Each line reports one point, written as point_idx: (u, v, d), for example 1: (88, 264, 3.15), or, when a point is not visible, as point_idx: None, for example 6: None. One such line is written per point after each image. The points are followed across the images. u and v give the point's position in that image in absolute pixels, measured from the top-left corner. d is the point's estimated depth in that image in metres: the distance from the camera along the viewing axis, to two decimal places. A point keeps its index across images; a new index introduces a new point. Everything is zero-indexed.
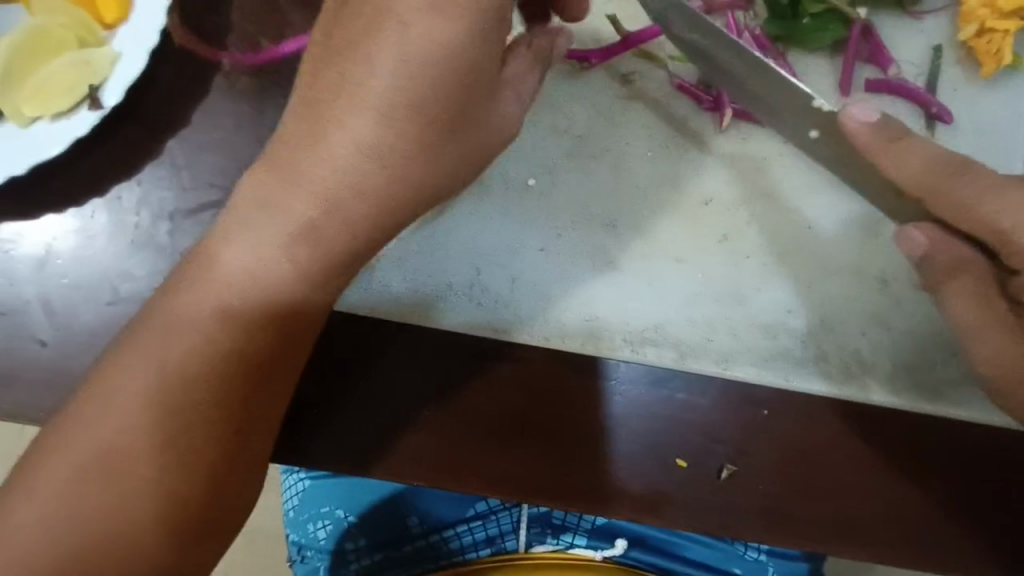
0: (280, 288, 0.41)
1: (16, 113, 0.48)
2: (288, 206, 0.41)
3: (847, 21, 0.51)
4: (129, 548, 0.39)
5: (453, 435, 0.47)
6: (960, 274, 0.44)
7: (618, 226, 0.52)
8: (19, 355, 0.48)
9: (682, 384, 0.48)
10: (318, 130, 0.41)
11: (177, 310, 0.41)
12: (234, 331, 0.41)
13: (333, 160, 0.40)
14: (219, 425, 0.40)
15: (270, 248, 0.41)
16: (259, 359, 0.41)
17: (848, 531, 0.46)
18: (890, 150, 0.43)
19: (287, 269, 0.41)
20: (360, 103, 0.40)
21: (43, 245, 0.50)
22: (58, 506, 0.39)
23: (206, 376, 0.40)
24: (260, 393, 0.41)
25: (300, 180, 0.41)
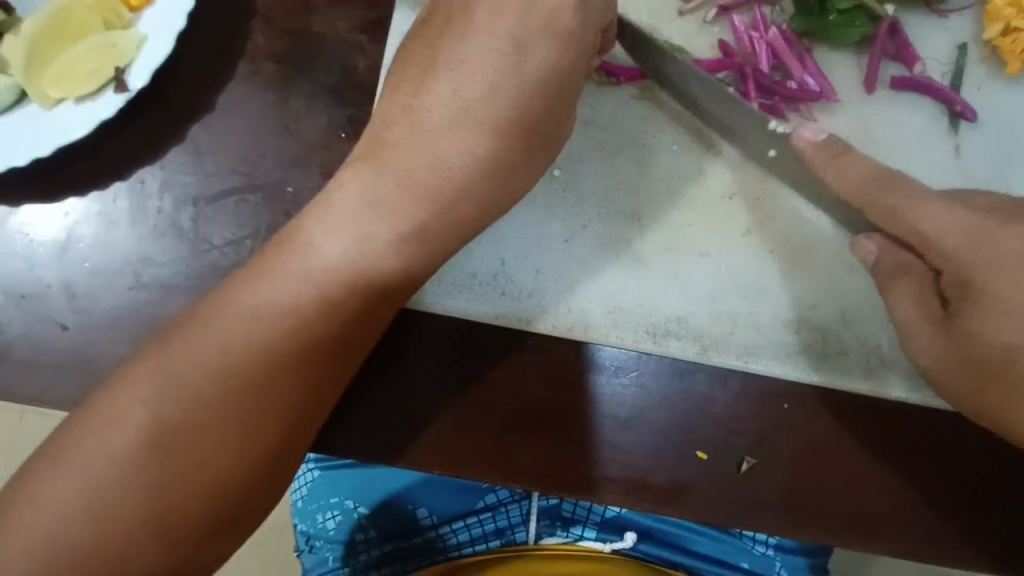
0: (309, 273, 0.41)
1: (40, 95, 0.48)
2: (384, 201, 0.42)
3: (874, 18, 0.51)
4: (146, 542, 0.38)
5: (476, 425, 0.47)
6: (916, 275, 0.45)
7: (642, 219, 0.52)
8: (41, 339, 0.47)
9: (704, 377, 0.49)
10: (407, 134, 0.42)
11: (225, 300, 0.41)
12: (260, 316, 0.40)
13: (421, 161, 0.42)
14: (249, 416, 0.39)
15: (349, 240, 0.41)
16: (304, 351, 0.40)
17: (866, 523, 0.46)
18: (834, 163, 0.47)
19: (359, 263, 0.41)
20: (450, 112, 0.42)
21: (64, 230, 0.50)
22: (77, 498, 0.37)
23: (242, 366, 0.39)
24: (289, 386, 0.40)
25: (386, 177, 0.42)
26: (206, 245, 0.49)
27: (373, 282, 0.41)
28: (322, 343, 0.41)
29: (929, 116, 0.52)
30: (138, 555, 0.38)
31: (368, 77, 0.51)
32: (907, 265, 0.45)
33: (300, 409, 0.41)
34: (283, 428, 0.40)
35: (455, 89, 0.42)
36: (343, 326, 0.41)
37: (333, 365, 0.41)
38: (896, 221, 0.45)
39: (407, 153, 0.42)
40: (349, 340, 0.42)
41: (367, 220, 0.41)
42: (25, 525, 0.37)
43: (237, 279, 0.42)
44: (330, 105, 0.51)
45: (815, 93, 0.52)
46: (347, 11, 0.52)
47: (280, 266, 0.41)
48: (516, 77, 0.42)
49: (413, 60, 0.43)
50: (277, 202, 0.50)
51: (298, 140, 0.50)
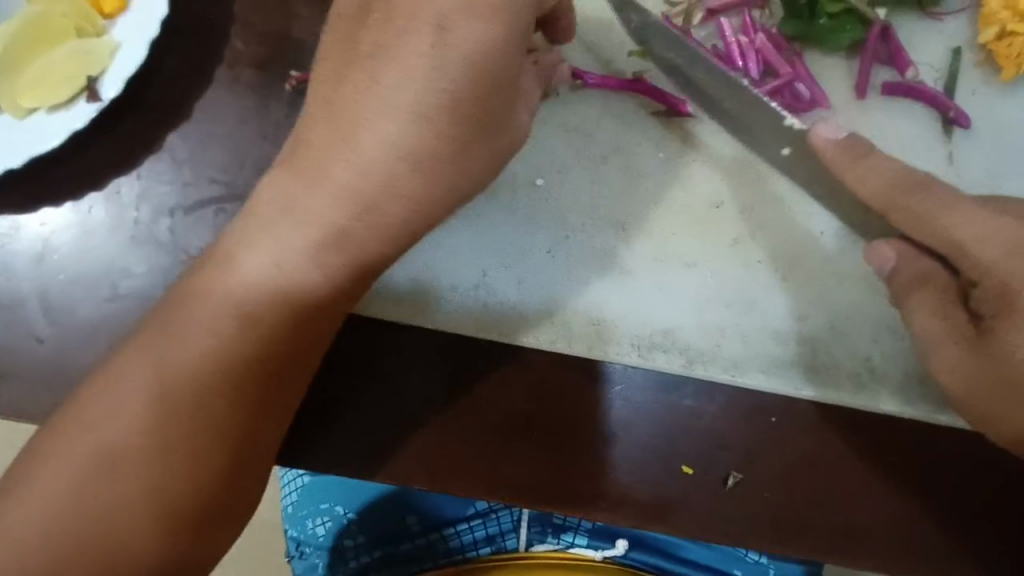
0: (257, 283, 0.40)
1: (14, 105, 0.47)
2: (311, 207, 0.40)
3: (866, 22, 0.50)
4: (127, 555, 0.38)
5: (456, 439, 0.46)
6: (944, 283, 0.43)
7: (627, 229, 0.51)
8: (17, 352, 0.47)
9: (691, 390, 0.48)
10: (332, 133, 0.40)
11: (181, 306, 0.40)
12: (211, 325, 0.39)
13: (355, 162, 0.40)
14: (209, 425, 0.39)
15: (273, 252, 0.40)
16: (258, 360, 0.40)
17: (852, 537, 0.45)
18: (854, 164, 0.44)
19: (306, 272, 0.40)
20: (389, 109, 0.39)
21: (41, 240, 0.49)
22: (56, 516, 0.37)
23: (202, 375, 0.39)
24: (249, 393, 0.40)
25: (322, 183, 0.40)
26: (184, 256, 0.49)
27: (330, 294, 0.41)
28: (282, 353, 0.40)
29: (923, 123, 0.50)
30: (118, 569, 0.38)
31: None
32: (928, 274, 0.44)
33: (258, 420, 0.40)
34: (244, 441, 0.40)
35: (392, 84, 0.39)
36: (297, 337, 0.41)
37: (292, 375, 0.41)
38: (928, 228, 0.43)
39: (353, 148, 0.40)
40: (305, 349, 0.41)
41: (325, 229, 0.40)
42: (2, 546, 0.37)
43: (189, 286, 0.41)
44: None
45: (803, 100, 0.51)
46: (327, 15, 0.51)
47: (232, 273, 0.40)
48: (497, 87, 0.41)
49: None
50: None
51: (278, 148, 0.49)
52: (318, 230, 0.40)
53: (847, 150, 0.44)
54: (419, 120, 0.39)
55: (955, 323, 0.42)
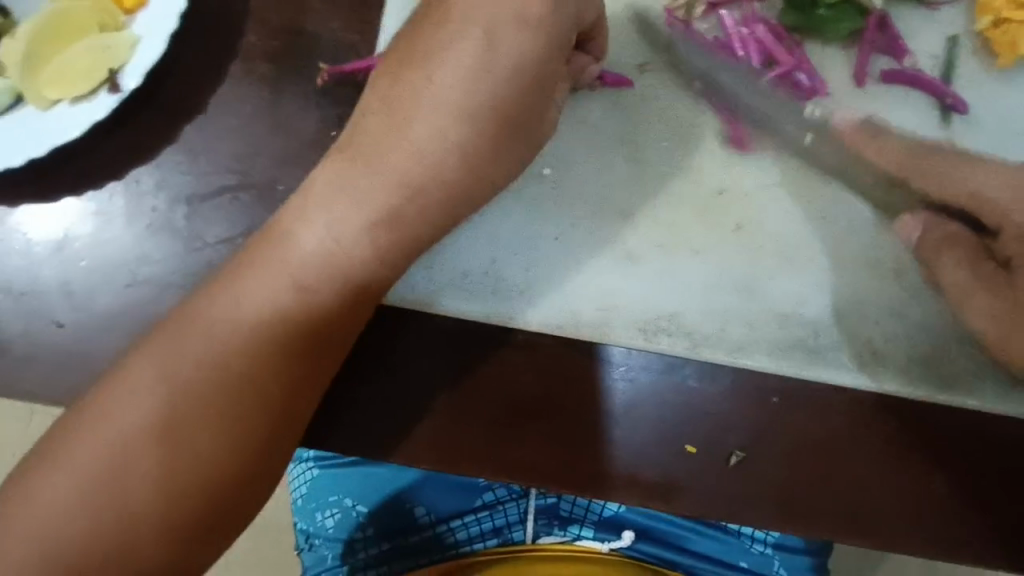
0: (281, 263, 0.42)
1: (37, 97, 0.49)
2: (357, 190, 0.42)
3: (864, 12, 0.52)
4: (153, 530, 0.38)
5: (463, 419, 0.48)
6: (968, 242, 0.48)
7: (631, 216, 0.52)
8: (40, 336, 0.48)
9: (694, 371, 0.49)
10: (386, 122, 0.43)
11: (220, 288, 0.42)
12: (240, 305, 0.41)
13: (405, 152, 0.42)
14: (245, 400, 0.40)
15: (332, 233, 0.42)
16: (295, 339, 0.42)
17: (854, 515, 0.46)
18: (872, 141, 0.51)
19: (348, 254, 0.42)
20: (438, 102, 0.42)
21: (62, 229, 0.51)
22: (89, 489, 0.38)
23: (242, 353, 0.40)
24: (287, 370, 0.41)
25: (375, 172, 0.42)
26: (200, 243, 0.50)
27: (365, 276, 0.43)
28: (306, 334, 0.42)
29: (919, 109, 0.52)
30: (143, 545, 0.38)
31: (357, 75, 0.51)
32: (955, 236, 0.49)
33: (281, 398, 0.41)
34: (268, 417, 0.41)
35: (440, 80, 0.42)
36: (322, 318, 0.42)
37: (328, 355, 0.43)
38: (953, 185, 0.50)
39: (374, 136, 0.43)
40: (329, 331, 0.43)
41: (343, 212, 0.42)
42: (34, 519, 0.38)
43: (229, 269, 0.43)
44: (322, 104, 0.51)
45: (802, 88, 0.52)
46: (338, 9, 0.53)
47: (275, 256, 0.42)
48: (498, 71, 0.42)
49: (400, 54, 0.43)
50: (269, 200, 0.50)
51: (290, 138, 0.51)
52: (339, 216, 0.42)
53: (865, 130, 0.51)
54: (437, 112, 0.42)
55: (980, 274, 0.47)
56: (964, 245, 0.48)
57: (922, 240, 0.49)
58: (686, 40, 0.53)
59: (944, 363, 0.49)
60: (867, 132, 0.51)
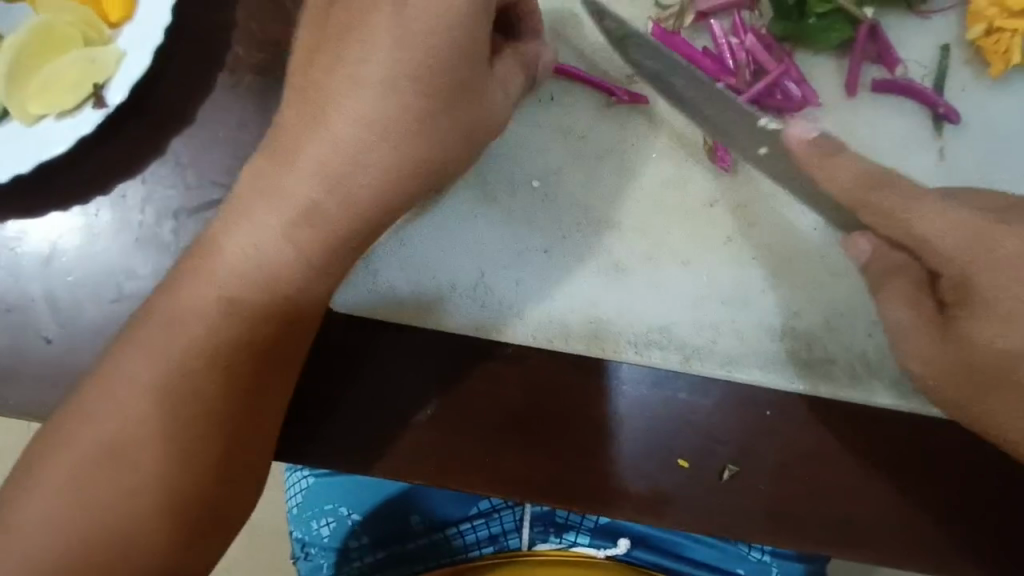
0: (260, 279, 0.41)
1: (21, 112, 0.48)
2: (285, 191, 0.41)
3: (854, 23, 0.51)
4: (146, 542, 0.39)
5: (454, 434, 0.47)
6: (914, 272, 0.44)
7: (622, 228, 0.51)
8: (27, 352, 0.48)
9: (685, 384, 0.48)
10: (307, 116, 0.41)
11: (173, 293, 0.42)
12: (220, 320, 0.41)
13: (330, 145, 0.41)
14: (223, 415, 0.40)
15: (258, 236, 0.41)
16: (248, 346, 0.41)
17: (846, 529, 0.46)
18: (824, 162, 0.45)
19: (275, 256, 0.41)
20: (363, 94, 0.40)
21: (49, 243, 0.50)
22: (83, 504, 0.39)
23: (229, 370, 0.41)
24: (239, 380, 0.41)
25: (294, 170, 0.41)
26: None
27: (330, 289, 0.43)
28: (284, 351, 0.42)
29: (910, 119, 0.51)
30: (137, 556, 0.39)
31: None
32: (899, 265, 0.45)
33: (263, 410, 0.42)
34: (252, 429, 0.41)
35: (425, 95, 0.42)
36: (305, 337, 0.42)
37: (280, 363, 0.42)
38: (893, 223, 0.44)
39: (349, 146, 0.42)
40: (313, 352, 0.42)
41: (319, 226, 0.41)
42: (29, 536, 0.38)
43: (179, 271, 0.42)
44: None
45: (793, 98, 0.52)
46: None
47: (214, 258, 0.42)
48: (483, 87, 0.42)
49: None
50: None
51: None
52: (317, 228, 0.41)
53: (818, 149, 0.45)
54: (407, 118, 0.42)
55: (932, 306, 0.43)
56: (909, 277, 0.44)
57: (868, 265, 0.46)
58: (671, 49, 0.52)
59: None
60: (822, 150, 0.45)
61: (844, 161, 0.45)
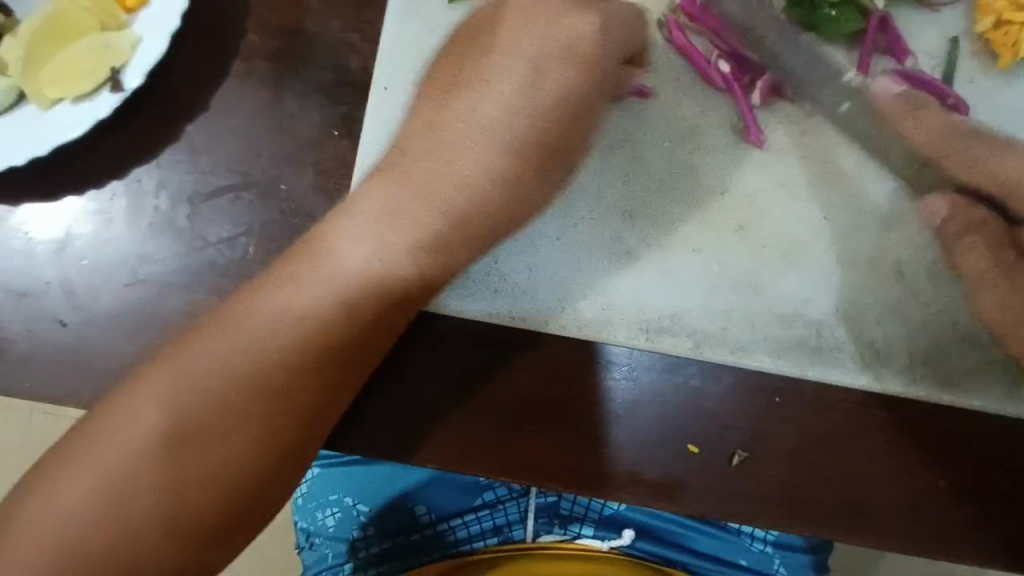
0: (321, 276, 0.42)
1: (38, 95, 0.49)
2: (407, 212, 0.44)
3: (865, 12, 0.52)
4: (161, 529, 0.39)
5: (467, 419, 0.48)
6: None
7: (634, 217, 0.52)
8: (41, 336, 0.48)
9: (696, 371, 0.49)
10: (434, 146, 0.45)
11: (248, 290, 0.43)
12: (276, 316, 0.42)
13: (452, 177, 0.45)
14: (261, 404, 0.40)
15: (374, 249, 0.43)
16: (332, 347, 0.42)
17: (853, 515, 0.46)
18: (911, 115, 0.50)
19: (393, 270, 0.43)
20: (478, 130, 0.45)
21: (63, 228, 0.51)
22: (97, 490, 0.38)
23: (276, 362, 0.41)
24: (308, 377, 0.41)
25: (421, 193, 0.44)
26: (203, 242, 0.50)
27: (405, 293, 0.44)
28: (334, 346, 0.42)
29: None
30: (151, 545, 0.38)
31: (365, 72, 0.52)
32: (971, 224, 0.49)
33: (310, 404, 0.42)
34: (279, 422, 0.41)
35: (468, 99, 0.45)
36: (351, 334, 0.42)
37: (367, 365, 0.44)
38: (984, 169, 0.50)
39: (421, 160, 0.45)
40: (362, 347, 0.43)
41: (389, 230, 0.43)
42: (39, 522, 0.38)
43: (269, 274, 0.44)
44: (324, 103, 0.51)
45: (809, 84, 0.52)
46: (339, 8, 0.52)
47: (312, 266, 0.43)
48: (535, 100, 0.45)
49: (450, 70, 0.47)
50: (272, 199, 0.50)
51: (291, 138, 0.51)
52: (388, 234, 0.43)
53: (908, 103, 0.51)
54: (471, 138, 0.45)
55: (1002, 257, 0.48)
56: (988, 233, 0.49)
57: (944, 224, 0.50)
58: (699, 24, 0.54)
59: (944, 361, 0.49)
60: (909, 103, 0.51)
61: (931, 115, 0.50)
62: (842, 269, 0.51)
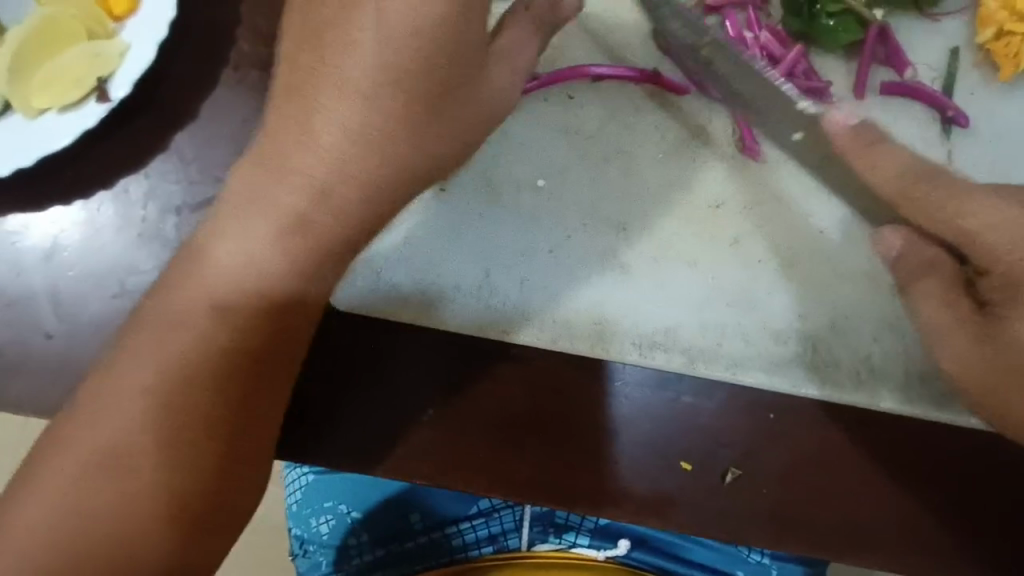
0: (211, 274, 0.41)
1: (25, 105, 0.48)
2: (268, 197, 0.41)
3: (864, 23, 0.51)
4: (146, 538, 0.39)
5: (455, 435, 0.47)
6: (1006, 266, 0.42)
7: (628, 229, 0.51)
8: (27, 347, 0.48)
9: (689, 387, 0.48)
10: (291, 120, 0.41)
11: (171, 284, 0.42)
12: (179, 315, 0.41)
13: (314, 155, 0.41)
14: (243, 415, 0.40)
15: (244, 242, 0.41)
16: (249, 351, 0.41)
17: (848, 534, 0.46)
18: (865, 151, 0.45)
19: (262, 263, 0.41)
20: (350, 99, 0.40)
21: (51, 237, 0.50)
22: (81, 498, 0.38)
23: (184, 366, 0.40)
24: (256, 381, 0.41)
25: (284, 176, 0.41)
26: None
27: (294, 294, 0.41)
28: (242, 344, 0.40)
29: (921, 121, 0.51)
30: (137, 553, 0.39)
31: None
32: (934, 261, 0.44)
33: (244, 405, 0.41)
34: (238, 427, 0.40)
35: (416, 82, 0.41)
36: (285, 327, 0.41)
37: (277, 368, 0.41)
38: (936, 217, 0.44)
39: (282, 139, 0.41)
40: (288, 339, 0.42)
41: (251, 221, 0.41)
42: (26, 532, 0.38)
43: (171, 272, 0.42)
44: None
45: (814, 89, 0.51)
46: None
47: (197, 265, 0.41)
48: (417, 66, 0.40)
49: (322, 37, 0.41)
50: None
51: None
52: (248, 226, 0.41)
53: (857, 137, 0.45)
54: (333, 101, 0.41)
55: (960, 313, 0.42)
56: (941, 275, 0.44)
57: (900, 259, 0.45)
58: (693, 34, 0.51)
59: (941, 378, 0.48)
60: (862, 140, 0.45)
61: (886, 151, 0.45)
62: (839, 283, 0.50)
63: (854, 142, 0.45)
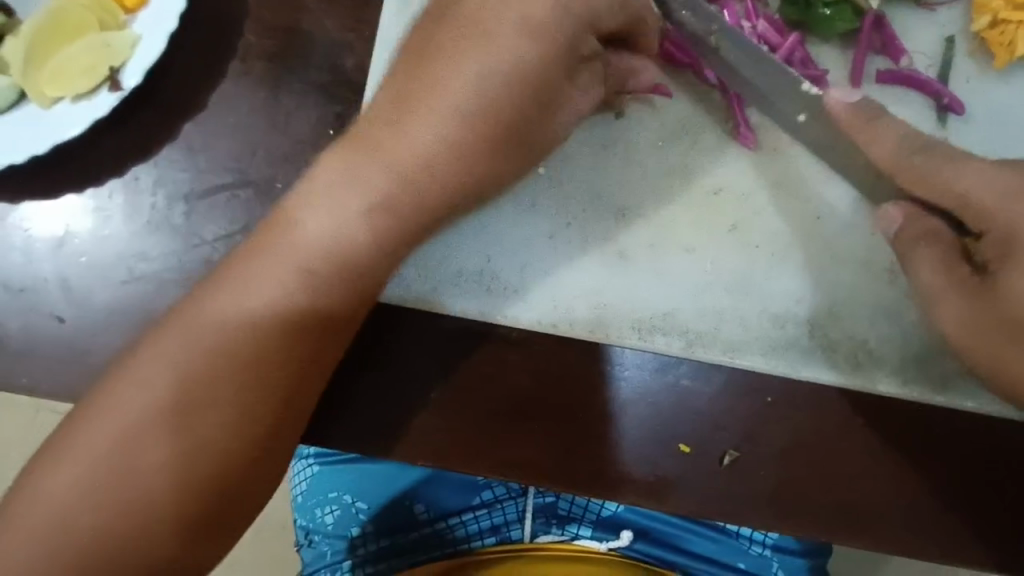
0: (295, 255, 0.42)
1: (39, 95, 0.49)
2: (364, 177, 0.43)
3: (859, 10, 0.51)
4: (160, 523, 0.40)
5: (458, 417, 0.48)
6: (949, 240, 0.44)
7: (626, 216, 0.52)
8: (39, 332, 0.49)
9: (688, 370, 0.49)
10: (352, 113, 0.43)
11: None
12: (251, 293, 0.42)
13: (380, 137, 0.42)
14: (248, 396, 0.41)
15: (334, 217, 0.43)
16: (303, 325, 0.42)
17: (845, 514, 0.46)
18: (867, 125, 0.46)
19: (350, 246, 0.43)
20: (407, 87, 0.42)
21: (62, 226, 0.51)
22: (92, 475, 0.39)
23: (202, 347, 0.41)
24: (268, 359, 0.42)
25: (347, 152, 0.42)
26: (198, 240, 0.50)
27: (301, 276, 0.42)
28: (277, 321, 0.42)
29: (918, 108, 0.51)
30: (146, 531, 0.40)
31: (360, 71, 0.52)
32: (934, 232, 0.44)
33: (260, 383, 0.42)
34: (244, 406, 0.41)
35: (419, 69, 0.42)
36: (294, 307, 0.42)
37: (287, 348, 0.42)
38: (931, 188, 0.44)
39: (384, 128, 0.43)
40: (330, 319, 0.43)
41: (345, 198, 0.43)
42: (40, 507, 0.39)
43: None
44: (320, 102, 0.52)
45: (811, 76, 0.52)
46: (335, 9, 0.53)
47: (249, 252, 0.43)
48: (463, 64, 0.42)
49: None
50: (266, 198, 0.51)
51: (286, 137, 0.51)
52: (345, 205, 0.43)
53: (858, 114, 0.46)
54: (424, 100, 0.42)
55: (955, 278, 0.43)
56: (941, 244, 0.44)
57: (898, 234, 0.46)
58: None
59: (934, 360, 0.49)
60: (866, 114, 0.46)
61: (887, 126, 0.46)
62: (835, 269, 0.51)
63: (854, 120, 0.46)
